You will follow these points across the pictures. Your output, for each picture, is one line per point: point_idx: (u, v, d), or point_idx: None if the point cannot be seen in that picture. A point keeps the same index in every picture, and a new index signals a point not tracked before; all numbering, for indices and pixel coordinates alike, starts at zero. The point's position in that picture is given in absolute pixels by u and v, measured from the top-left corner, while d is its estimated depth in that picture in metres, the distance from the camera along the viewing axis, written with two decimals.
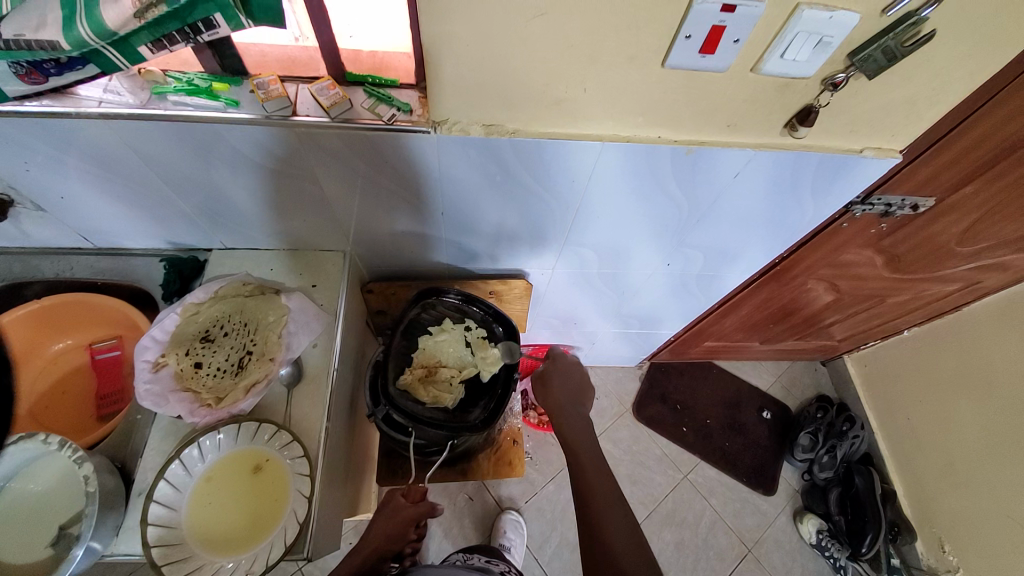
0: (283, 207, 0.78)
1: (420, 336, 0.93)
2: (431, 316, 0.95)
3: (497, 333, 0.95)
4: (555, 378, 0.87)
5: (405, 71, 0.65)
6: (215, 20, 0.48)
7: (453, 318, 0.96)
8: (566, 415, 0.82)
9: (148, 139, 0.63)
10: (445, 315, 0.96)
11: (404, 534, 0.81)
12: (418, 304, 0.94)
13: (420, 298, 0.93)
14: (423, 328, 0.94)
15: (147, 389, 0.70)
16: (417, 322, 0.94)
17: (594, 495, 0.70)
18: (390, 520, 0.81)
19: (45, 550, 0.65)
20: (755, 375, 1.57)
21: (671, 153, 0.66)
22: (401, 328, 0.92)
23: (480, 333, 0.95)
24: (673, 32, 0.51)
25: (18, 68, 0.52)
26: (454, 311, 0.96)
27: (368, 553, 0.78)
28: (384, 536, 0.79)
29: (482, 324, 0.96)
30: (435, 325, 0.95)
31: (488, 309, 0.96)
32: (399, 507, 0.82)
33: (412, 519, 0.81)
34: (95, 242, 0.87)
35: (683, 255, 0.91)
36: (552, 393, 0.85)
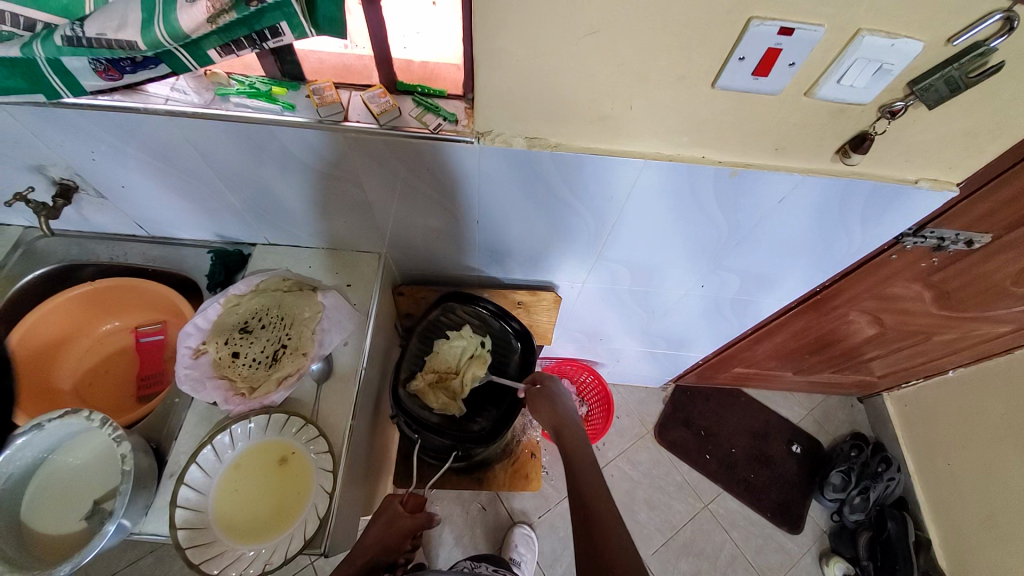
0: (326, 208, 0.81)
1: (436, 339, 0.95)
2: (450, 319, 0.96)
3: (513, 347, 0.98)
4: (555, 397, 0.87)
5: (453, 83, 0.66)
6: (281, 28, 0.51)
7: (473, 326, 0.96)
8: (569, 427, 0.82)
9: (207, 137, 0.66)
10: (465, 321, 0.97)
11: (398, 544, 0.80)
12: (437, 306, 0.96)
13: (444, 299, 0.96)
14: (440, 332, 0.95)
15: (186, 373, 0.73)
16: (435, 325, 0.96)
17: (595, 506, 0.66)
18: (386, 529, 0.80)
19: (79, 522, 0.68)
20: (785, 407, 1.50)
21: (715, 174, 0.65)
22: (419, 330, 0.95)
23: (497, 346, 0.98)
24: (727, 54, 0.51)
25: (98, 65, 0.54)
26: (476, 319, 0.97)
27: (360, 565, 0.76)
28: (377, 547, 0.78)
29: (499, 338, 0.98)
30: (453, 329, 0.95)
31: (508, 320, 0.97)
32: (398, 516, 0.82)
33: (407, 530, 0.81)
34: (150, 231, 0.92)
35: (719, 279, 0.89)
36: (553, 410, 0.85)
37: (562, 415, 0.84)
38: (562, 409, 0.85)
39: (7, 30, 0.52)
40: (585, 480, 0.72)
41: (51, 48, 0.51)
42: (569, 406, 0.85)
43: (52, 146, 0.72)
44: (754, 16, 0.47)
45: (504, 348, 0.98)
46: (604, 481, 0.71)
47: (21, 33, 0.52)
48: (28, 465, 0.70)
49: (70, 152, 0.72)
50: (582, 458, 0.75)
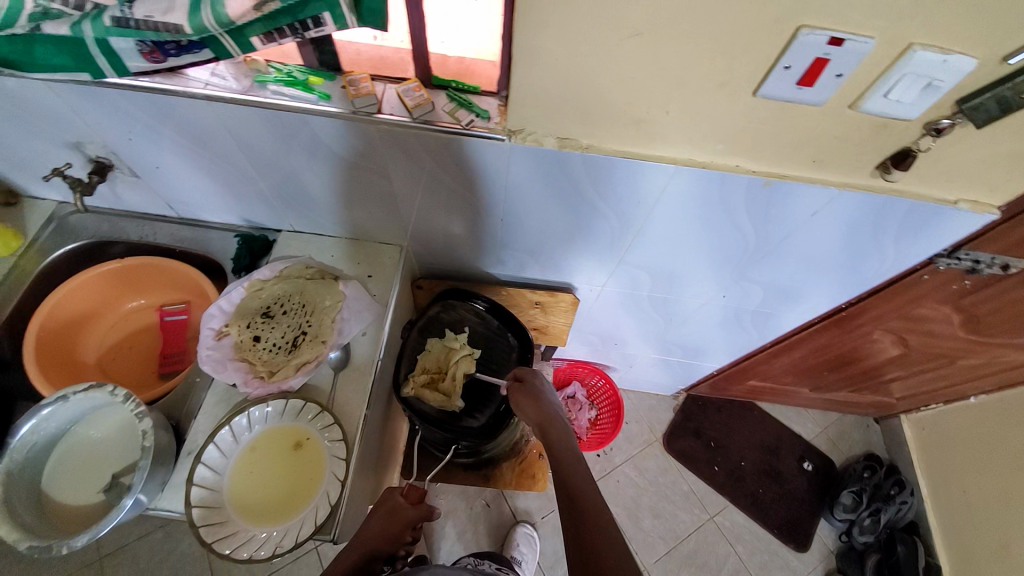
0: (352, 198, 0.81)
1: (434, 335, 0.94)
2: (450, 315, 0.96)
3: (511, 345, 0.97)
4: (537, 396, 0.81)
5: (488, 79, 0.65)
6: (324, 19, 0.51)
7: (472, 321, 0.96)
8: (555, 427, 0.76)
9: (243, 123, 0.67)
10: (465, 318, 0.97)
11: (399, 535, 0.77)
12: (436, 302, 0.95)
13: (444, 296, 0.96)
14: (440, 326, 0.95)
15: (208, 354, 0.75)
16: (434, 320, 0.95)
17: (586, 500, 0.65)
18: (387, 521, 0.76)
19: (97, 495, 0.70)
20: (798, 423, 1.48)
21: (747, 183, 0.64)
22: (420, 324, 0.94)
23: (496, 342, 0.97)
24: (772, 62, 0.50)
25: (143, 46, 0.55)
26: (475, 317, 0.97)
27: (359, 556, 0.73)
28: (378, 539, 0.75)
29: (496, 336, 0.97)
30: (453, 324, 0.96)
31: (506, 319, 0.95)
32: (399, 508, 0.78)
33: (409, 520, 0.78)
34: (179, 213, 0.93)
35: (742, 290, 0.88)
36: (537, 409, 0.79)
37: (547, 412, 0.78)
38: (547, 407, 0.79)
39: (55, 8, 0.51)
40: (575, 478, 0.68)
41: (100, 28, 0.51)
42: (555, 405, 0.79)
43: (91, 124, 0.73)
44: (804, 25, 0.46)
45: (500, 346, 0.96)
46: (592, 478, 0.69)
47: (70, 12, 0.51)
48: (52, 436, 0.71)
49: (108, 130, 0.74)
50: (573, 460, 0.71)
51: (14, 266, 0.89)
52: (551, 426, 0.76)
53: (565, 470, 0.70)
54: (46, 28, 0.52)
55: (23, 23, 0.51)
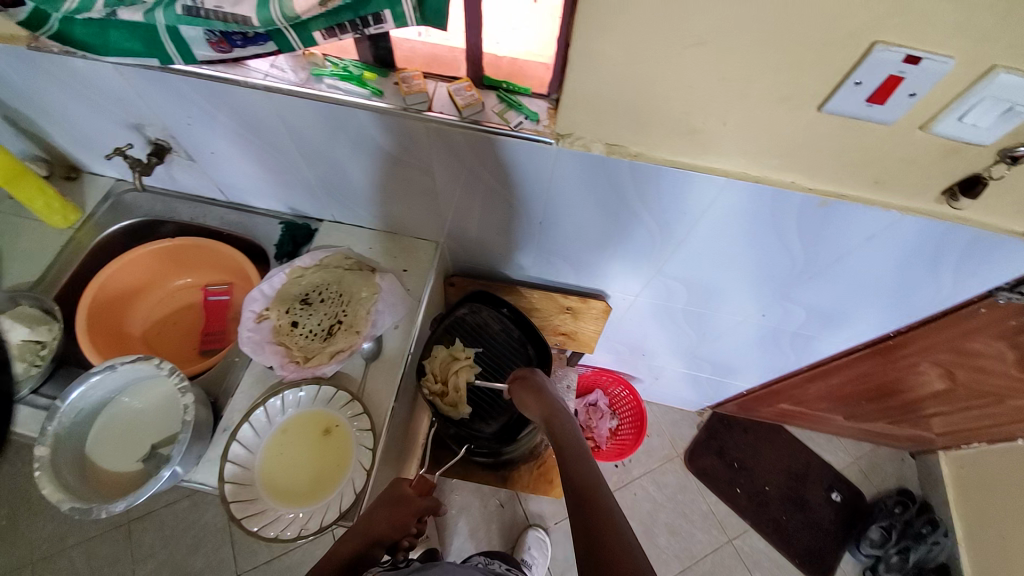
0: (394, 192, 0.83)
1: (457, 336, 0.97)
2: (475, 318, 0.98)
3: (528, 354, 0.99)
4: (541, 393, 0.81)
5: (540, 82, 0.65)
6: (384, 16, 0.52)
7: (495, 326, 0.99)
8: (560, 422, 0.76)
9: (297, 114, 0.69)
10: (488, 322, 0.99)
11: (406, 524, 0.69)
12: (464, 304, 0.98)
13: (473, 299, 0.98)
14: (464, 327, 0.98)
15: (249, 336, 0.78)
16: (461, 321, 0.98)
17: (597, 502, 0.59)
18: (394, 507, 0.68)
19: (136, 464, 0.73)
20: (828, 450, 1.43)
21: (801, 202, 0.62)
22: (445, 321, 0.96)
23: (514, 349, 0.99)
24: (842, 77, 0.48)
25: (212, 35, 0.56)
26: (498, 323, 0.99)
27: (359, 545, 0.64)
28: (384, 529, 0.66)
29: (516, 344, 0.99)
30: (477, 327, 0.98)
31: (527, 329, 0.98)
32: (405, 496, 0.70)
33: (417, 510, 0.70)
34: (228, 196, 0.96)
35: (784, 310, 0.85)
36: (541, 404, 0.79)
37: (551, 407, 0.78)
38: (551, 402, 0.79)
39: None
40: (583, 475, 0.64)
41: (171, 16, 0.53)
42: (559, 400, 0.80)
43: (155, 107, 0.76)
44: (879, 41, 0.44)
45: (518, 355, 0.98)
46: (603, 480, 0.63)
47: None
48: (98, 403, 0.74)
49: (170, 114, 0.77)
50: (577, 452, 0.70)
51: (72, 238, 0.94)
52: (556, 420, 0.76)
53: (570, 469, 0.67)
54: (121, 13, 0.54)
55: (101, 6, 0.52)
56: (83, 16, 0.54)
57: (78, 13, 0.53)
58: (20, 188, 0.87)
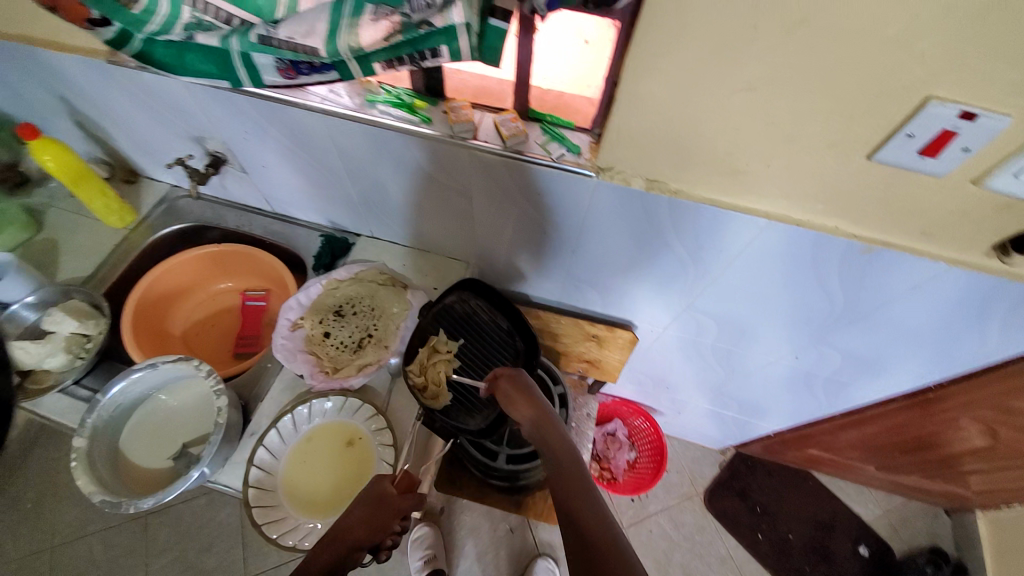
0: (433, 213, 0.85)
1: (443, 328, 0.84)
2: (464, 308, 0.86)
3: (518, 349, 0.84)
4: (525, 399, 0.70)
5: (584, 116, 0.66)
6: (441, 51, 0.55)
7: (484, 315, 0.86)
8: (550, 433, 0.67)
9: (349, 135, 0.73)
10: (478, 314, 0.85)
11: (387, 528, 0.64)
12: (451, 293, 0.85)
13: (462, 288, 0.85)
14: (452, 316, 0.85)
15: (282, 343, 0.80)
16: (446, 310, 0.85)
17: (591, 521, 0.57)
18: (371, 512, 0.64)
19: (166, 461, 0.75)
20: (856, 501, 1.36)
21: (845, 248, 0.61)
22: (433, 309, 0.84)
23: (502, 343, 0.85)
24: (894, 128, 0.48)
25: (281, 64, 0.59)
26: (487, 314, 0.86)
27: (334, 556, 0.62)
28: (362, 537, 0.63)
29: (506, 338, 0.85)
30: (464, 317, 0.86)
31: (517, 320, 0.84)
32: (382, 497, 0.65)
33: (402, 510, 0.65)
34: (273, 208, 1.00)
35: (820, 354, 0.84)
36: (529, 414, 0.69)
37: (541, 417, 0.68)
38: (539, 411, 0.68)
39: (210, 21, 0.55)
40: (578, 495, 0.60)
41: (245, 43, 0.56)
42: (547, 409, 0.69)
43: (216, 122, 0.81)
44: (933, 96, 0.44)
45: (506, 349, 0.84)
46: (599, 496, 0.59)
47: (221, 26, 0.55)
48: (137, 399, 0.77)
49: (229, 129, 0.82)
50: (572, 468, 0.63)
51: (125, 238, 0.99)
52: (547, 432, 0.67)
53: (564, 488, 0.62)
54: (198, 37, 0.57)
55: (180, 31, 0.55)
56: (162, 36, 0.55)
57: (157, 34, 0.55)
58: (84, 191, 0.93)
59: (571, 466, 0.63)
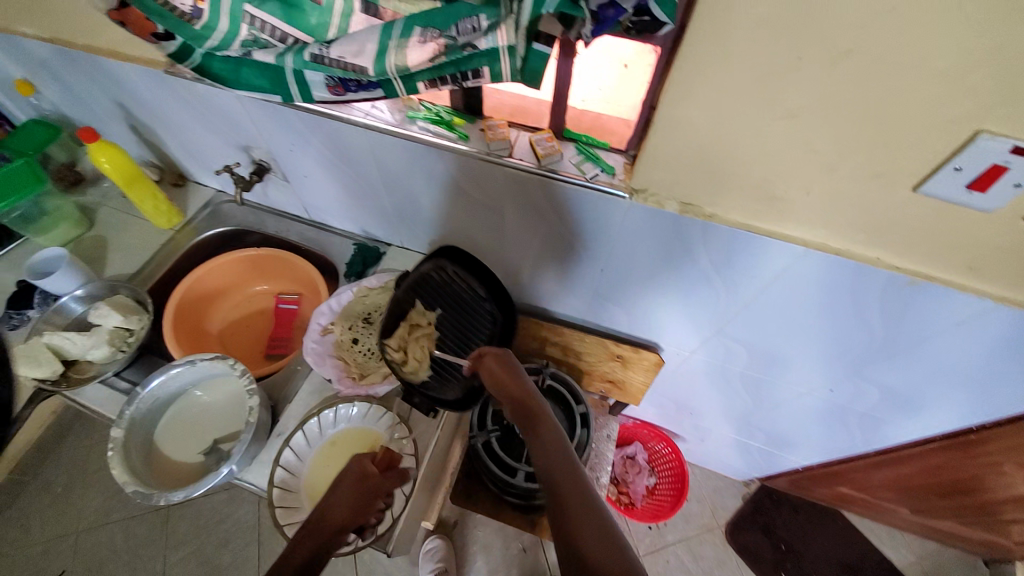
0: (464, 226, 0.87)
1: (421, 298, 0.83)
2: (441, 276, 0.84)
3: (493, 316, 0.83)
4: (509, 374, 0.71)
5: (619, 137, 0.67)
6: (482, 71, 0.57)
7: (460, 284, 0.84)
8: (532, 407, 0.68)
9: (388, 149, 0.75)
10: (456, 283, 0.83)
11: (371, 505, 0.67)
12: (428, 262, 0.84)
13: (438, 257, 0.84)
14: (429, 286, 0.84)
15: (313, 347, 0.83)
16: (423, 280, 0.84)
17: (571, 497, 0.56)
18: (353, 493, 0.67)
19: (196, 456, 0.77)
20: (889, 545, 1.29)
21: (886, 279, 0.60)
22: (410, 280, 0.84)
23: (476, 312, 0.83)
24: (941, 161, 0.47)
25: (330, 81, 0.62)
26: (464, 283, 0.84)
27: (322, 544, 0.62)
28: (348, 519, 0.65)
29: (484, 305, 0.83)
30: (441, 286, 0.84)
31: (492, 287, 0.82)
32: (362, 476, 0.68)
33: (385, 489, 0.69)
34: (311, 215, 1.04)
35: (855, 388, 0.81)
36: (512, 387, 0.69)
37: (523, 392, 0.69)
38: (521, 385, 0.69)
39: (266, 39, 0.58)
40: (559, 467, 0.60)
41: (299, 61, 0.58)
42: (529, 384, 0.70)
43: (264, 132, 0.85)
44: (984, 130, 0.43)
45: (483, 316, 0.83)
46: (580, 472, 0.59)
47: (276, 44, 0.58)
48: (173, 394, 0.80)
49: (276, 140, 0.86)
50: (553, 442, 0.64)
51: (171, 238, 1.04)
52: (530, 407, 0.68)
53: (546, 461, 0.61)
54: (254, 53, 0.60)
55: (237, 47, 0.58)
56: (222, 53, 0.59)
57: (216, 50, 0.58)
58: (136, 192, 0.97)
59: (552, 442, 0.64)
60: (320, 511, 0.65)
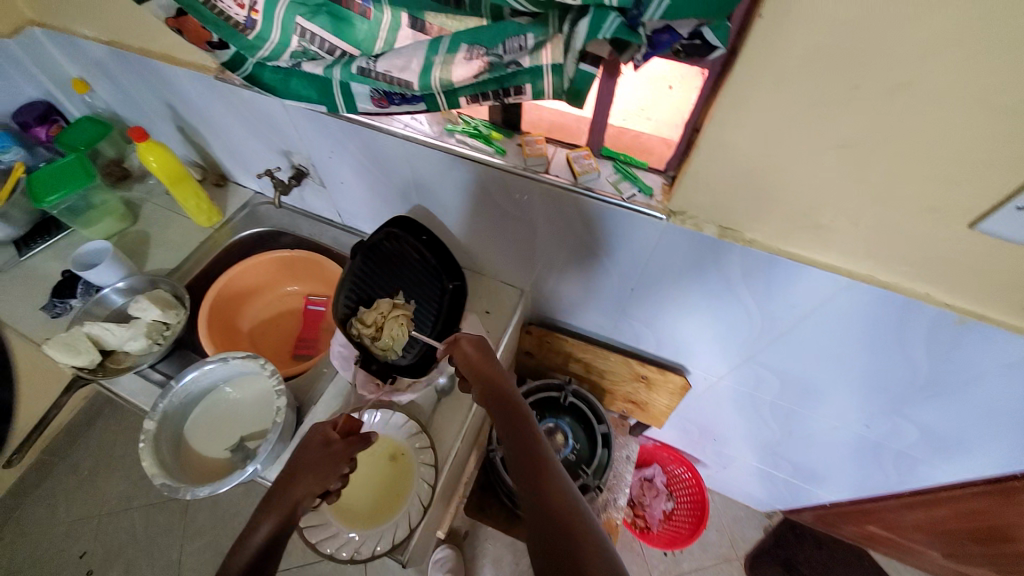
0: (493, 238, 0.87)
1: (371, 266, 0.80)
2: (394, 246, 0.83)
3: (444, 288, 0.89)
4: (483, 362, 0.72)
5: (657, 157, 0.66)
6: (524, 88, 0.57)
7: (413, 256, 0.85)
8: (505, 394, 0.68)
9: (425, 161, 0.77)
10: (409, 253, 0.85)
11: (336, 472, 0.64)
12: (381, 229, 0.81)
13: (395, 225, 0.83)
14: (382, 256, 0.82)
15: (339, 350, 0.82)
16: (376, 247, 0.81)
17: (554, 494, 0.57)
18: (316, 459, 0.64)
19: (223, 452, 0.78)
20: None
21: (934, 316, 0.58)
22: (364, 247, 0.79)
23: (427, 283, 0.87)
24: (1003, 198, 0.45)
25: (376, 94, 0.62)
26: (415, 253, 0.86)
27: (284, 517, 0.58)
28: (311, 487, 0.61)
29: (432, 275, 0.88)
30: (395, 257, 0.84)
31: (445, 259, 0.88)
32: (323, 445, 0.66)
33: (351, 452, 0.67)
34: (344, 220, 1.07)
35: (893, 425, 0.78)
36: (487, 373, 0.71)
37: (498, 380, 0.70)
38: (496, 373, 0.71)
39: (315, 51, 0.58)
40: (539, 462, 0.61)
41: (346, 74, 0.58)
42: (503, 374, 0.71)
43: (305, 138, 0.88)
44: None
45: (432, 286, 0.88)
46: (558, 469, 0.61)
47: (325, 56, 0.59)
48: (204, 389, 0.82)
49: (316, 147, 0.88)
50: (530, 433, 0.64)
51: (210, 236, 1.08)
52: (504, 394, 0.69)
53: (525, 454, 0.62)
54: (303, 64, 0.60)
55: (287, 57, 0.59)
56: (272, 62, 0.60)
57: (267, 60, 0.59)
58: (180, 190, 1.01)
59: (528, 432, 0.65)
60: (281, 482, 0.61)
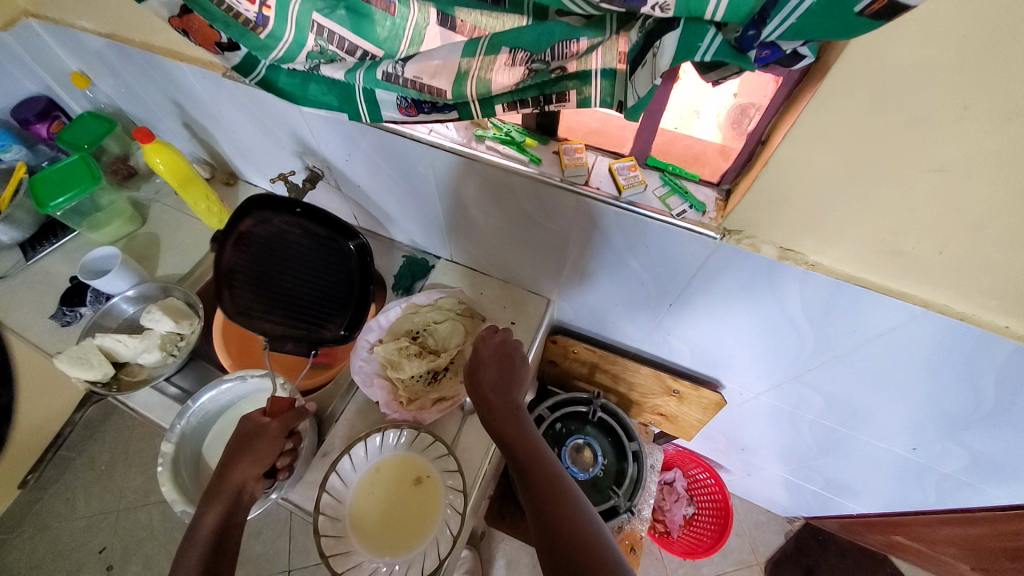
0: (520, 246, 0.82)
1: (250, 259, 0.72)
2: (266, 231, 0.72)
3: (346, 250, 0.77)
4: (483, 372, 0.69)
5: (711, 169, 0.60)
6: (568, 95, 0.51)
7: (296, 233, 0.73)
8: (507, 402, 0.67)
9: (452, 168, 0.72)
10: (289, 232, 0.72)
11: (272, 450, 0.65)
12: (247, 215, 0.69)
13: (257, 202, 0.69)
14: (259, 245, 0.72)
15: (361, 366, 0.80)
16: (250, 237, 0.71)
17: (561, 505, 0.56)
18: (253, 443, 0.64)
19: None
20: None
21: (1014, 349, 0.53)
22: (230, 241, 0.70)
23: (326, 254, 0.75)
24: None
25: (403, 101, 0.56)
26: (296, 229, 0.73)
27: (228, 502, 0.60)
28: (249, 469, 0.62)
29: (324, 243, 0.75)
30: (273, 241, 0.72)
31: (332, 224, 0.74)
32: (259, 429, 0.66)
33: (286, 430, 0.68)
34: (360, 221, 1.04)
35: (942, 449, 0.74)
36: (491, 383, 0.68)
37: (499, 386, 0.68)
38: (500, 383, 0.69)
39: (334, 51, 0.51)
40: (542, 473, 0.59)
41: (369, 79, 0.52)
42: (506, 380, 0.69)
43: (321, 140, 0.82)
44: None
45: (331, 254, 0.76)
46: (563, 476, 0.60)
47: (344, 56, 0.51)
48: (223, 407, 0.79)
49: (332, 148, 0.83)
50: (529, 442, 0.63)
51: None
52: (507, 401, 0.67)
53: (528, 466, 0.60)
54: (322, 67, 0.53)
55: (303, 59, 0.52)
56: (288, 65, 0.52)
57: (281, 62, 0.52)
58: (190, 193, 0.97)
59: (527, 442, 0.63)
60: (221, 468, 0.62)
